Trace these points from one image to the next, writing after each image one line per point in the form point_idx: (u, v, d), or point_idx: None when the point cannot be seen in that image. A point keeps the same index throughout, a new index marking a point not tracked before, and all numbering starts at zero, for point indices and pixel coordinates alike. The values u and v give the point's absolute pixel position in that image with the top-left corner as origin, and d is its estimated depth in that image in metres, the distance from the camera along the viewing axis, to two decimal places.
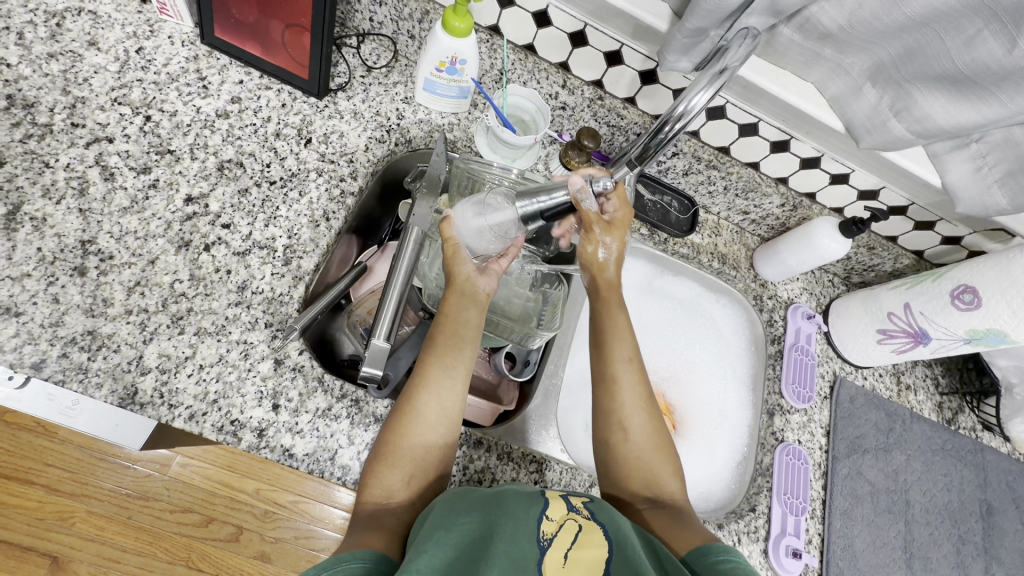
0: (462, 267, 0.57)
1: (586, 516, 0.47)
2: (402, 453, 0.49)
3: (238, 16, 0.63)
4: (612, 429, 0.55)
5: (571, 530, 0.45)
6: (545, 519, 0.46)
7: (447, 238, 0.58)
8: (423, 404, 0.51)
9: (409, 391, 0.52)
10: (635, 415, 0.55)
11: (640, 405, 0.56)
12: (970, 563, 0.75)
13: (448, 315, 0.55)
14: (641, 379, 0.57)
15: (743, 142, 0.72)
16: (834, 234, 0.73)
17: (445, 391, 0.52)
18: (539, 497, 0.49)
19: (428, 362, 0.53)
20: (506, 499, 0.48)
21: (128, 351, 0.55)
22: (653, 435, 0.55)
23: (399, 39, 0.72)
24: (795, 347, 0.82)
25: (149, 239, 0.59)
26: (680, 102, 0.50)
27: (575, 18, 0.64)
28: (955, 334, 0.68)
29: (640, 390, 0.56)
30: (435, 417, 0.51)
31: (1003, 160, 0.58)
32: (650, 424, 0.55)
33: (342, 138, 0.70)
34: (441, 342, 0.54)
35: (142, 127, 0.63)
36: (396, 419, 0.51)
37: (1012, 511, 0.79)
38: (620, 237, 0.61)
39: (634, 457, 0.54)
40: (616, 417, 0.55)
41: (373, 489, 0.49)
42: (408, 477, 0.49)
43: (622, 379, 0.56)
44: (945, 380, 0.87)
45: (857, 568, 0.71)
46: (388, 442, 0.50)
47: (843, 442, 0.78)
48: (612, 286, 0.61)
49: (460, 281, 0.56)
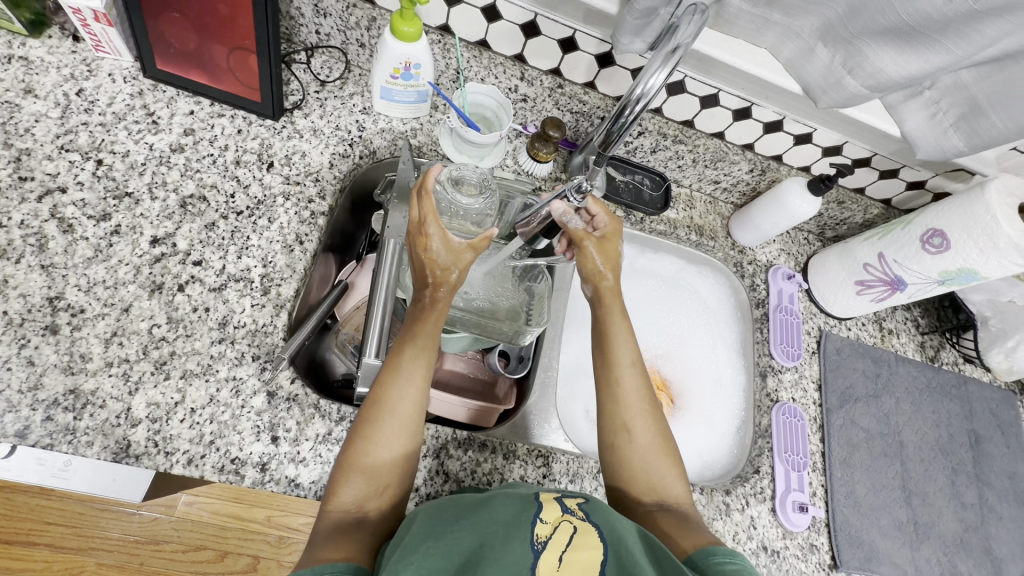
0: (455, 274, 0.56)
1: (580, 517, 0.47)
2: (379, 465, 0.49)
3: (178, 45, 0.62)
4: (617, 432, 0.56)
5: (567, 531, 0.45)
6: (539, 522, 0.45)
7: (462, 244, 0.56)
8: (402, 414, 0.51)
9: (388, 400, 0.51)
10: (639, 418, 0.56)
11: (645, 407, 0.56)
12: (966, 492, 0.78)
13: (428, 319, 0.55)
14: (644, 382, 0.58)
15: (706, 113, 0.73)
16: (804, 194, 0.74)
17: (425, 401, 0.53)
18: (534, 500, 0.48)
19: (410, 371, 0.53)
20: (497, 505, 0.47)
21: (114, 405, 0.53)
22: (658, 438, 0.56)
23: (349, 48, 0.71)
24: (780, 308, 0.84)
25: (119, 287, 0.57)
26: (638, 84, 0.50)
27: (524, 9, 0.64)
28: (929, 278, 0.70)
29: (644, 393, 0.57)
30: (407, 427, 0.51)
31: (955, 104, 0.59)
32: (654, 427, 0.56)
33: (304, 157, 0.68)
34: (422, 351, 0.54)
35: (95, 173, 0.60)
36: (373, 428, 0.50)
37: (999, 437, 0.83)
38: (612, 249, 0.62)
39: (640, 460, 0.55)
40: (619, 419, 0.56)
41: (341, 497, 0.48)
42: (384, 489, 0.49)
43: (626, 382, 0.57)
44: (925, 320, 0.90)
45: (861, 514, 0.73)
46: (362, 450, 0.49)
47: (834, 394, 0.80)
48: (615, 294, 0.61)
49: (449, 288, 0.56)
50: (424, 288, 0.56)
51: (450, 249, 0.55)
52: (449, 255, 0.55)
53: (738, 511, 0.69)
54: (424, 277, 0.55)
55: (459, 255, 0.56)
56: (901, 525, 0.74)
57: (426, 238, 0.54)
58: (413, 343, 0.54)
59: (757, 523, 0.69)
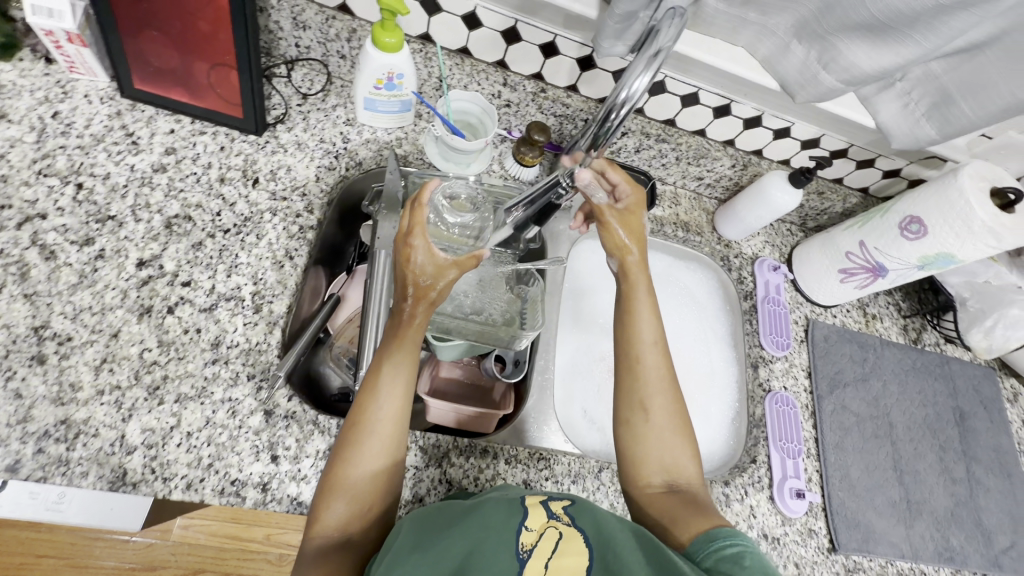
0: (435, 288, 0.52)
1: (566, 523, 0.48)
2: (361, 486, 0.48)
3: (155, 64, 0.61)
4: (633, 410, 0.56)
5: (552, 537, 0.46)
6: (525, 529, 0.46)
7: (447, 260, 0.52)
8: (376, 434, 0.49)
9: (367, 422, 0.49)
10: (658, 398, 0.56)
11: (665, 386, 0.57)
12: (954, 468, 0.80)
13: (405, 336, 0.51)
14: (664, 363, 0.58)
15: (687, 111, 0.75)
16: (785, 186, 0.76)
17: (405, 417, 0.51)
18: (520, 505, 0.49)
19: (389, 393, 0.50)
20: (485, 511, 0.47)
21: (108, 433, 0.52)
22: (674, 419, 0.56)
23: (330, 60, 0.71)
24: (767, 300, 0.86)
25: (107, 312, 0.56)
26: (622, 88, 0.51)
27: (504, 15, 0.64)
28: (909, 263, 0.73)
29: (664, 373, 0.57)
30: (383, 447, 0.49)
31: (927, 94, 0.61)
32: (671, 408, 0.56)
33: (289, 172, 0.68)
34: (400, 368, 0.51)
35: (75, 197, 0.59)
36: (352, 451, 0.48)
37: (982, 413, 0.86)
38: (635, 222, 0.63)
39: (653, 439, 0.55)
40: (637, 398, 0.56)
41: (326, 519, 0.47)
42: (370, 509, 0.48)
43: (646, 362, 0.57)
44: (906, 304, 0.92)
45: (856, 496, 0.75)
46: (342, 474, 0.48)
47: (824, 380, 0.82)
48: (637, 268, 0.62)
49: (428, 303, 0.52)
50: (403, 301, 0.52)
51: (431, 262, 0.51)
52: (432, 270, 0.51)
53: (738, 500, 0.70)
54: (404, 288, 0.52)
55: (443, 271, 0.52)
56: (894, 504, 0.76)
57: (410, 250, 0.51)
58: (387, 363, 0.51)
59: (756, 511, 0.70)
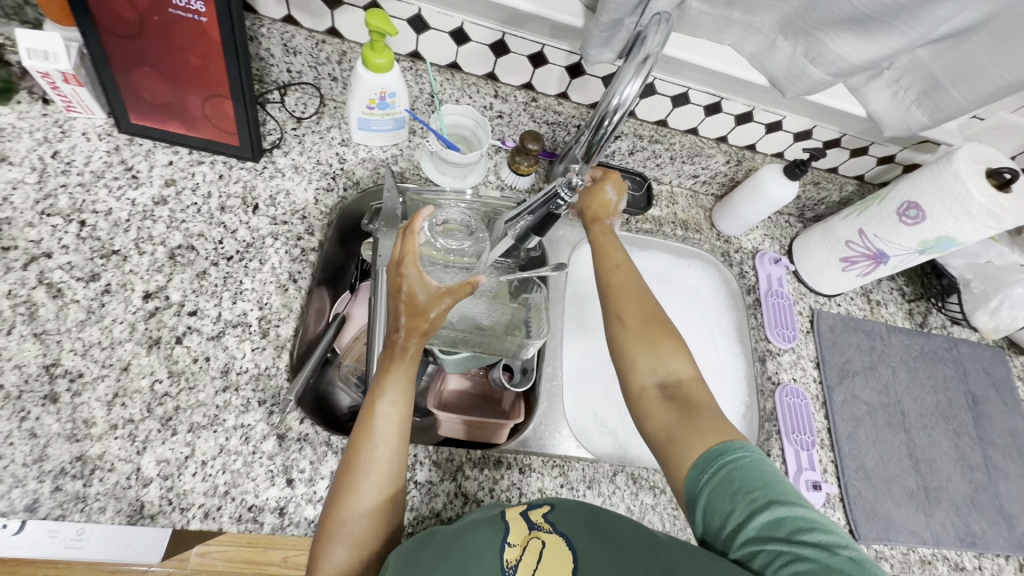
0: (428, 318, 0.52)
1: (548, 530, 0.46)
2: (360, 529, 0.47)
3: (150, 98, 0.62)
4: (613, 325, 0.58)
5: (535, 550, 0.44)
6: (508, 546, 0.45)
7: (440, 287, 0.53)
8: (372, 473, 0.48)
9: (362, 465, 0.48)
10: (633, 308, 0.58)
11: (638, 296, 0.59)
12: (970, 452, 0.80)
13: (394, 368, 0.52)
14: (632, 277, 0.61)
15: (679, 111, 0.75)
16: (780, 179, 0.76)
17: (402, 457, 0.50)
18: (499, 521, 0.48)
19: (383, 430, 0.50)
20: (466, 534, 0.46)
21: (123, 467, 0.52)
22: (655, 325, 0.57)
23: (322, 83, 0.72)
24: (771, 293, 0.86)
25: (116, 346, 0.57)
26: (614, 95, 0.52)
27: (492, 29, 0.65)
28: (910, 249, 0.73)
29: (633, 287, 0.60)
30: (379, 488, 0.48)
31: (915, 82, 0.62)
32: (648, 314, 0.58)
33: (288, 196, 0.68)
34: (392, 400, 0.51)
35: (79, 235, 0.60)
36: (349, 494, 0.47)
37: (994, 395, 0.86)
38: (603, 196, 0.69)
39: (637, 347, 0.56)
40: (614, 312, 0.59)
41: (326, 568, 0.45)
42: (373, 553, 0.47)
43: (615, 278, 0.61)
44: (910, 289, 0.92)
45: (873, 486, 0.75)
46: (340, 519, 0.47)
47: (833, 370, 0.82)
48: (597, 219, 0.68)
49: (421, 335, 0.53)
50: (396, 333, 0.53)
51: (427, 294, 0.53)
52: (425, 299, 0.52)
53: None
54: (398, 321, 0.53)
55: (437, 300, 0.52)
56: (912, 493, 0.76)
57: (401, 279, 0.52)
58: (377, 399, 0.51)
59: None
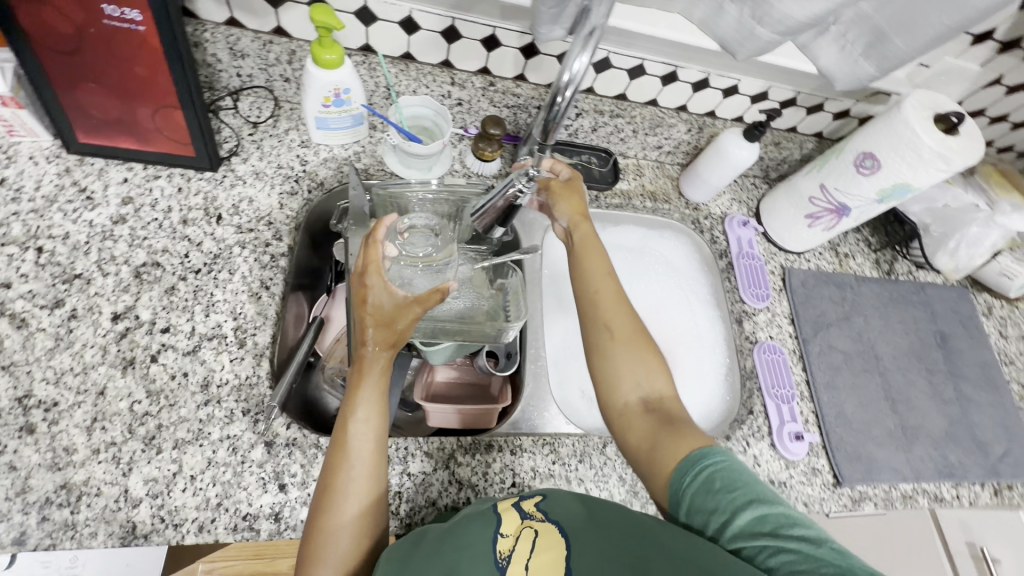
0: (396, 330, 0.52)
1: (540, 519, 0.47)
2: (344, 549, 0.47)
3: (99, 115, 0.60)
4: (599, 332, 0.59)
5: (528, 538, 0.45)
6: (500, 537, 0.45)
7: (406, 297, 0.52)
8: (351, 491, 0.48)
9: (340, 485, 0.48)
10: (618, 318, 0.59)
11: (623, 308, 0.60)
12: (943, 388, 0.83)
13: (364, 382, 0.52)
14: (616, 288, 0.62)
15: (636, 83, 0.76)
16: (740, 141, 0.77)
17: (381, 473, 0.51)
18: (491, 514, 0.48)
19: (360, 449, 0.50)
20: (459, 530, 0.47)
21: (109, 490, 0.52)
22: (639, 339, 0.58)
23: (274, 84, 0.70)
24: (743, 255, 0.88)
25: (89, 370, 0.56)
26: (565, 70, 0.53)
27: (441, 15, 0.65)
28: (870, 199, 0.75)
29: (617, 298, 0.61)
30: (359, 508, 0.48)
31: (860, 33, 0.60)
32: (634, 327, 0.59)
33: (252, 203, 0.67)
34: (365, 415, 0.51)
35: (37, 262, 0.58)
36: (329, 514, 0.48)
37: (962, 332, 0.89)
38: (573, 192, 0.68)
39: (622, 359, 0.57)
40: (599, 319, 0.59)
41: None
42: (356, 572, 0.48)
43: (601, 287, 0.61)
44: (875, 239, 0.95)
45: (854, 430, 0.78)
46: (323, 540, 0.47)
47: (808, 323, 0.84)
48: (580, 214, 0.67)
49: (388, 347, 0.53)
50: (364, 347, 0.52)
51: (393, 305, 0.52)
52: (391, 311, 0.52)
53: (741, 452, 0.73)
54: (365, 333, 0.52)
55: (403, 310, 0.52)
56: (891, 433, 0.79)
57: (367, 289, 0.51)
58: (352, 418, 0.50)
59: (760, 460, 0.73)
